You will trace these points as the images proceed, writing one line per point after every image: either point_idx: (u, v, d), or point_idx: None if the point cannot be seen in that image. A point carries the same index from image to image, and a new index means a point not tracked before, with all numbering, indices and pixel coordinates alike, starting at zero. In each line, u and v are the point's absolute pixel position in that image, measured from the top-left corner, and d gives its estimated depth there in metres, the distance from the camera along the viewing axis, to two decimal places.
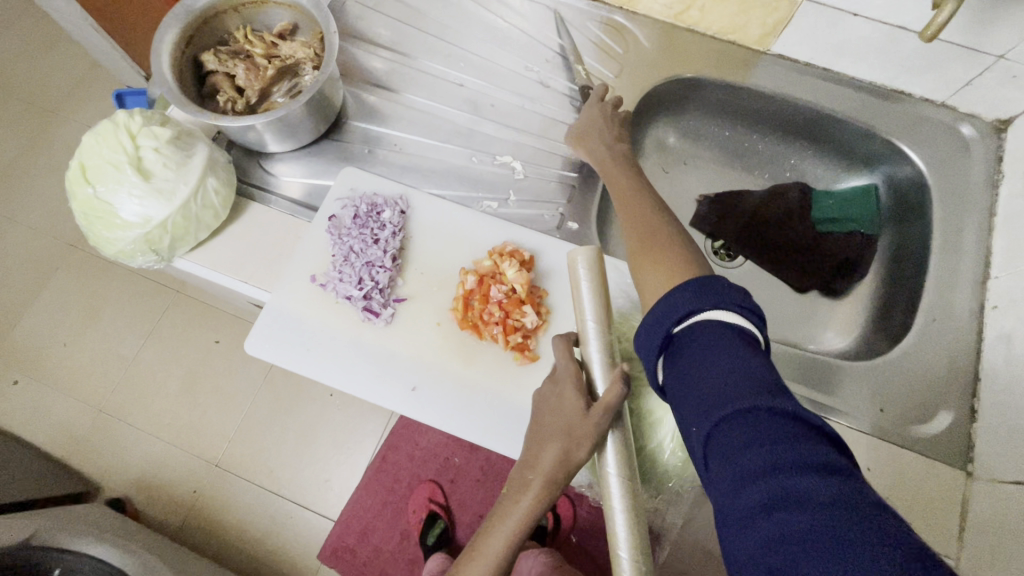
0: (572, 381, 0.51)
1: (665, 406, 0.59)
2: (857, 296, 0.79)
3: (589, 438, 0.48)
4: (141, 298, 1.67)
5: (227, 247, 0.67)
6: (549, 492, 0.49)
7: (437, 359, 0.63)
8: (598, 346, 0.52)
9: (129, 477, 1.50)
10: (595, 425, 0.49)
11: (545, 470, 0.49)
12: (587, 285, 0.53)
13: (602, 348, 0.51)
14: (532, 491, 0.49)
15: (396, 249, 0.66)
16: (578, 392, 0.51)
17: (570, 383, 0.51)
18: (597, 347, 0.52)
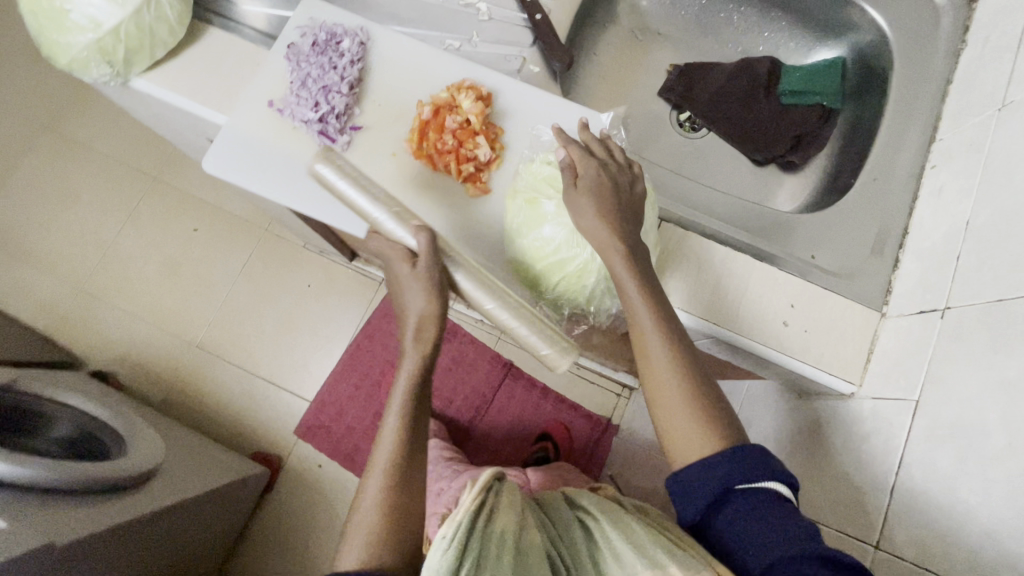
0: (395, 258, 0.54)
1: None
2: (811, 168, 0.81)
3: (433, 296, 0.53)
4: (118, 183, 1.65)
5: (185, 68, 0.66)
6: (427, 348, 0.56)
7: (391, 186, 0.64)
8: (387, 215, 0.53)
9: (111, 354, 1.55)
10: (432, 278, 0.53)
11: (412, 326, 0.55)
12: (338, 176, 0.55)
13: (395, 216, 0.53)
14: (408, 368, 0.55)
15: (354, 78, 0.66)
16: (405, 263, 0.53)
17: (396, 259, 0.53)
18: (380, 212, 0.53)
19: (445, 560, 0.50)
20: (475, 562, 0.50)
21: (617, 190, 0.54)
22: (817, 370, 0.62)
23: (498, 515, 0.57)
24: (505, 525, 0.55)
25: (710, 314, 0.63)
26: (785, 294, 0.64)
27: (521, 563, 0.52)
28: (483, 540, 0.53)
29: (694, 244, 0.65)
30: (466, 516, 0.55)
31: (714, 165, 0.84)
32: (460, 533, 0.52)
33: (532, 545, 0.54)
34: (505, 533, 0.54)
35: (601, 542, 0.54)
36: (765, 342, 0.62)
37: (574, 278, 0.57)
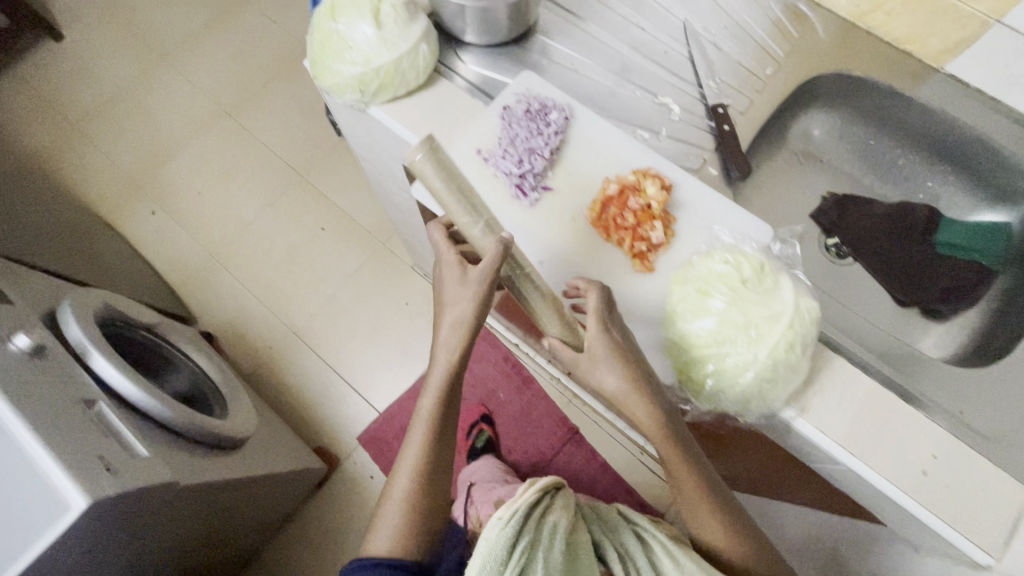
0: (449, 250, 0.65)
1: (768, 328, 0.58)
2: (959, 322, 0.81)
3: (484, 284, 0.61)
4: (269, 173, 1.86)
5: (415, 107, 0.78)
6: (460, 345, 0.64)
7: (567, 245, 0.71)
8: (482, 224, 0.58)
9: (219, 320, 1.69)
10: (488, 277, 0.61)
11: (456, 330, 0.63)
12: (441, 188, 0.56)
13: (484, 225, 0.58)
14: (438, 386, 0.65)
15: (554, 146, 0.74)
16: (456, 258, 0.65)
17: (446, 258, 0.65)
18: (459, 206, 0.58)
19: (501, 539, 0.59)
20: (530, 540, 0.60)
21: (793, 313, 0.59)
22: (955, 532, 0.60)
23: (552, 510, 0.67)
24: (557, 519, 0.64)
25: (847, 442, 0.63)
26: (927, 444, 0.63)
27: (571, 552, 0.62)
28: (537, 528, 0.62)
29: (841, 368, 0.66)
30: (523, 506, 0.64)
31: (857, 295, 0.85)
32: (515, 517, 0.62)
33: (580, 543, 0.63)
34: (557, 529, 0.63)
35: (656, 555, 0.63)
36: (900, 486, 0.61)
37: (729, 372, 0.59)
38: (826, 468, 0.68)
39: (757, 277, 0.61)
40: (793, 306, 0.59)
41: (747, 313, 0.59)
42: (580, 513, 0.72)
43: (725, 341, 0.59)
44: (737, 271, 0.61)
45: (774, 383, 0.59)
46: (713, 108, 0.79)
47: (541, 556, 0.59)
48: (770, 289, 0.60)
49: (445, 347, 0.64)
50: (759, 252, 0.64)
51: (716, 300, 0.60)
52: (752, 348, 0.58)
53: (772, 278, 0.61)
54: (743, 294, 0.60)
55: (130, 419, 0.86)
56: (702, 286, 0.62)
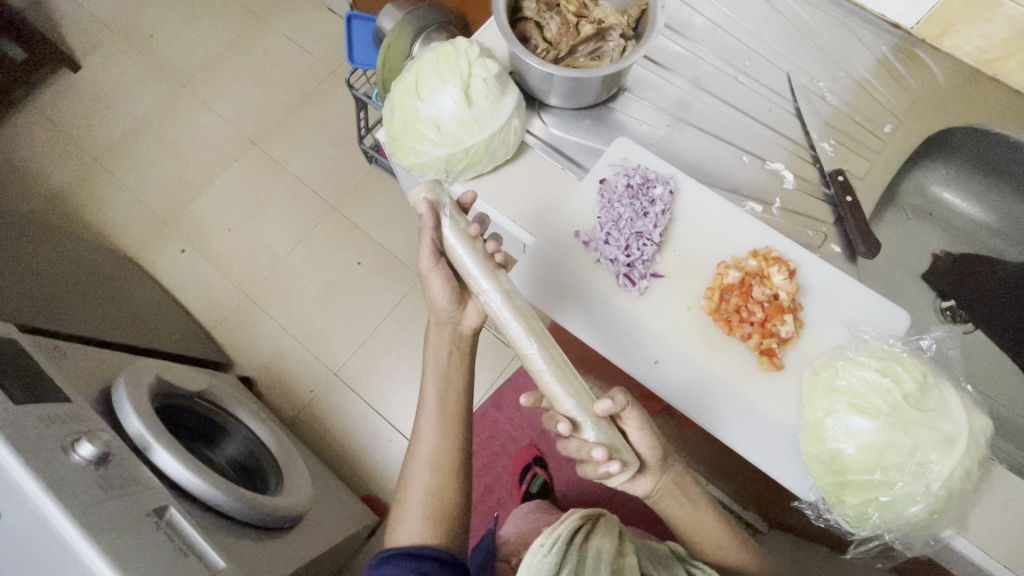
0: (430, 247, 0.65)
1: (940, 455, 0.52)
2: None
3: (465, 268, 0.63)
4: (301, 205, 1.80)
5: (503, 184, 0.71)
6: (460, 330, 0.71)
7: (684, 340, 0.64)
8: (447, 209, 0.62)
9: (258, 362, 1.64)
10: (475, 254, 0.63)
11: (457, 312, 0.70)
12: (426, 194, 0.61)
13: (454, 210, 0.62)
14: (442, 368, 0.71)
15: (662, 226, 0.68)
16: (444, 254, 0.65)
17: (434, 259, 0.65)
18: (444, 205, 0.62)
19: (543, 566, 0.58)
20: (574, 568, 0.58)
21: (970, 439, 0.52)
22: None
23: (596, 535, 0.63)
24: (601, 545, 0.61)
25: None
26: None
27: None
28: (580, 556, 0.59)
29: (1002, 476, 0.59)
30: (565, 531, 0.62)
31: (986, 368, 0.77)
32: (558, 543, 0.60)
33: (628, 570, 0.59)
34: (599, 559, 0.59)
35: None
36: None
37: (892, 501, 0.53)
38: None
39: (921, 392, 0.54)
40: (969, 429, 0.52)
41: (916, 437, 0.52)
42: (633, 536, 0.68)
43: (888, 468, 0.53)
44: (899, 386, 0.54)
45: (943, 514, 0.53)
46: (832, 175, 0.72)
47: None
48: (940, 408, 0.53)
49: (442, 332, 0.71)
50: (914, 356, 0.57)
51: (877, 422, 0.53)
52: (922, 479, 0.52)
53: (937, 392, 0.54)
54: (909, 415, 0.53)
55: (184, 507, 0.81)
56: (857, 401, 0.55)
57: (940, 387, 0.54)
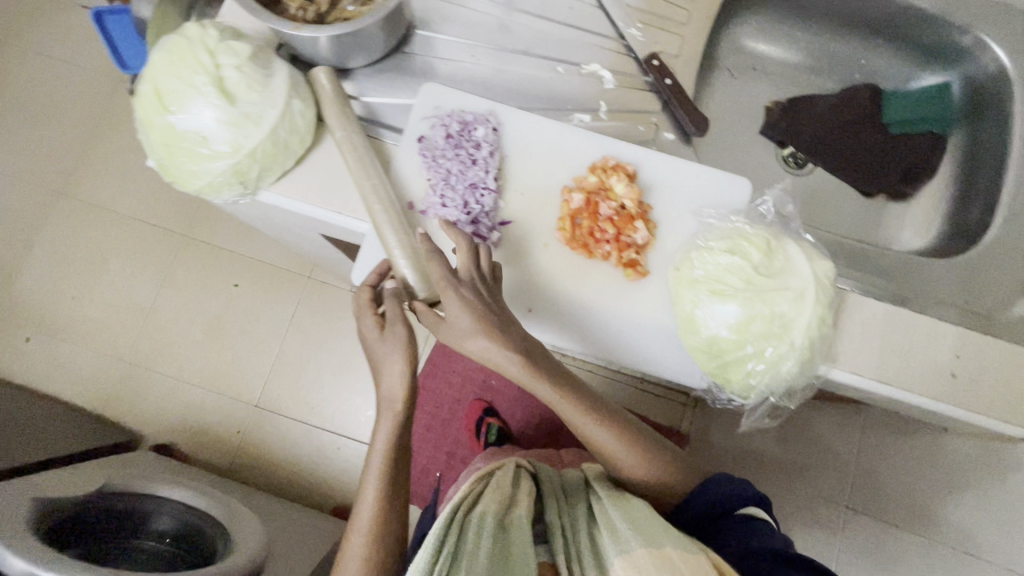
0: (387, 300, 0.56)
1: (795, 311, 0.54)
2: (927, 197, 0.81)
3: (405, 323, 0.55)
4: (147, 245, 1.58)
5: (314, 174, 0.63)
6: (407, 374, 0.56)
7: (550, 279, 0.62)
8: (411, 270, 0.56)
9: (168, 424, 1.50)
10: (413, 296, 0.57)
11: (400, 361, 0.55)
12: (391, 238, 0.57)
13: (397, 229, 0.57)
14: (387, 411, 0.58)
15: (496, 169, 0.63)
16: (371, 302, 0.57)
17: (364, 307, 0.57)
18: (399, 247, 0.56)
19: (423, 560, 0.53)
20: (454, 548, 0.54)
21: (817, 284, 0.55)
22: (987, 417, 0.63)
23: (483, 499, 0.61)
24: (484, 507, 0.58)
25: (880, 374, 0.63)
26: (949, 346, 0.64)
27: (504, 538, 0.56)
28: (463, 531, 0.56)
29: (854, 302, 0.65)
30: (447, 511, 0.58)
31: (827, 199, 0.83)
32: (438, 530, 0.56)
33: (514, 522, 0.58)
34: (482, 522, 0.56)
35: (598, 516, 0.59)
36: (932, 394, 0.63)
37: (767, 365, 0.56)
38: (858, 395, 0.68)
39: (767, 258, 0.56)
40: (814, 276, 0.55)
41: (774, 302, 0.54)
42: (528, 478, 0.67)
43: (756, 339, 0.55)
44: (749, 258, 0.55)
45: (812, 361, 0.56)
46: (648, 60, 0.69)
47: (464, 563, 0.52)
48: (787, 267, 0.55)
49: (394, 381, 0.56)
50: (757, 224, 0.58)
51: (739, 299, 0.55)
52: (786, 339, 0.54)
53: (781, 252, 0.56)
54: (764, 285, 0.55)
55: None
56: (717, 287, 0.56)
57: (784, 246, 0.56)
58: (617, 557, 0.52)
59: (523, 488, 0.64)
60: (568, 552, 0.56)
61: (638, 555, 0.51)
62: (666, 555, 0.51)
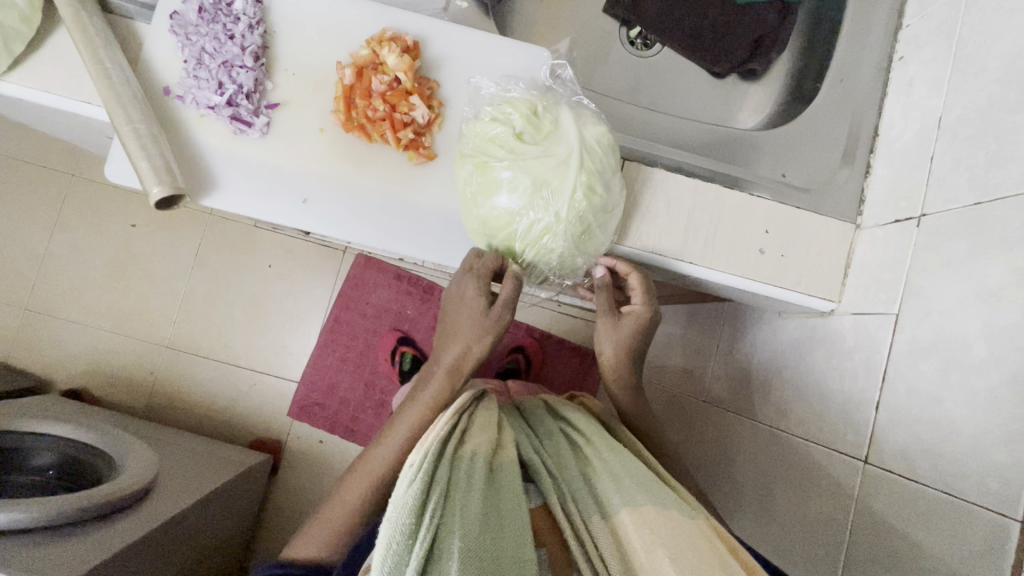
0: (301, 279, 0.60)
1: (559, 178, 0.50)
2: (773, 75, 0.76)
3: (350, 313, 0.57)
4: (31, 187, 1.49)
5: (54, 60, 0.56)
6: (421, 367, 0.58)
7: (326, 166, 0.58)
8: (149, 164, 0.52)
9: (78, 369, 1.48)
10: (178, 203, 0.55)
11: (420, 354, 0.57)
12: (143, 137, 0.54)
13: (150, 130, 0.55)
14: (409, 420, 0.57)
15: (257, 46, 0.57)
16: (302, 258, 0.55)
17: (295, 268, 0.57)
18: (148, 149, 0.52)
19: (411, 493, 0.43)
20: (444, 491, 0.44)
21: (584, 148, 0.51)
22: (796, 292, 0.61)
23: (474, 434, 0.51)
24: (477, 447, 0.49)
25: (684, 253, 0.61)
26: (759, 220, 0.61)
27: (493, 482, 0.47)
28: (452, 467, 0.46)
29: (660, 180, 0.61)
30: (435, 443, 0.48)
31: (672, 83, 0.78)
32: (426, 462, 0.46)
33: (508, 468, 0.49)
34: (477, 460, 0.47)
35: (591, 462, 0.52)
36: (742, 271, 0.61)
37: (540, 241, 0.53)
38: (697, 282, 0.65)
39: (532, 124, 0.52)
40: (581, 140, 0.51)
41: (536, 171, 0.50)
42: (508, 420, 0.59)
43: (526, 210, 0.51)
44: (510, 123, 0.51)
45: (589, 234, 0.53)
46: None
47: (459, 501, 0.43)
48: (551, 131, 0.51)
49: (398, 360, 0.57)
50: (529, 90, 0.54)
51: (500, 165, 0.51)
52: (552, 210, 0.51)
53: (550, 118, 0.52)
54: (524, 152, 0.51)
55: None
56: (482, 158, 0.52)
57: (544, 109, 0.52)
58: (623, 507, 0.46)
59: (511, 430, 0.55)
60: (564, 495, 0.48)
61: (648, 510, 0.45)
62: (678, 520, 0.44)
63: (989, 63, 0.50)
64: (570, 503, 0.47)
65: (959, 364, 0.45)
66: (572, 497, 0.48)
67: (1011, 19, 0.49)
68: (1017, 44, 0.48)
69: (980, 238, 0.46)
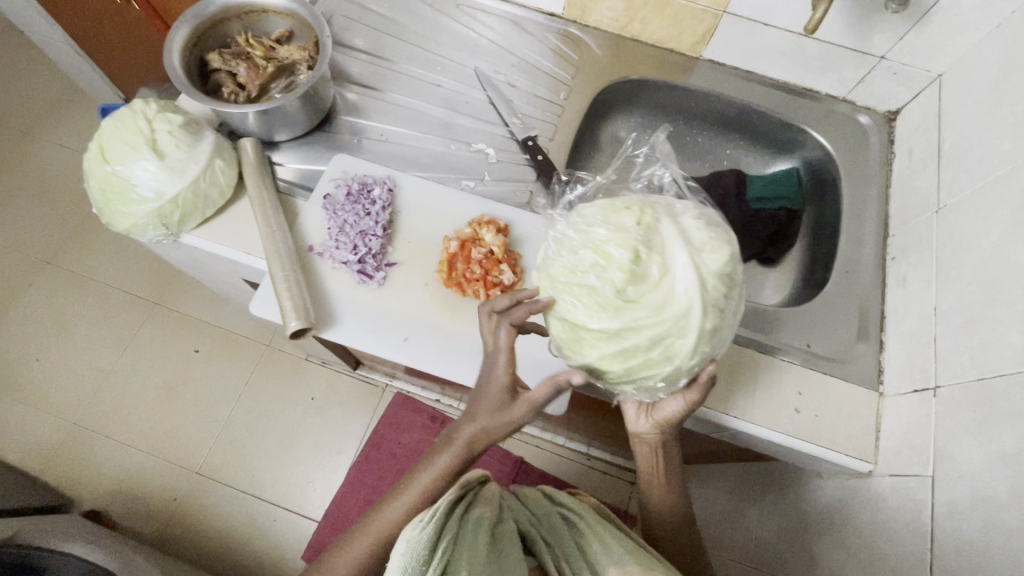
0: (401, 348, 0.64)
1: (658, 329, 0.51)
2: (788, 263, 0.92)
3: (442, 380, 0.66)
4: (116, 312, 1.67)
5: (232, 223, 0.74)
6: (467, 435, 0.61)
7: (426, 313, 0.70)
8: (294, 303, 0.65)
9: (104, 490, 1.47)
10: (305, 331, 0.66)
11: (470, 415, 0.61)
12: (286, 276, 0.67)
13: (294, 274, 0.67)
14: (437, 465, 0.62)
15: (386, 221, 0.74)
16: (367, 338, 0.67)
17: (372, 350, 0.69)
18: (293, 295, 0.66)
19: (425, 535, 0.51)
20: (451, 540, 0.52)
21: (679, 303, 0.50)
22: (834, 452, 0.67)
23: (478, 504, 0.58)
24: (482, 511, 0.56)
25: (728, 407, 0.69)
26: (790, 384, 0.70)
27: (495, 542, 0.54)
28: (461, 525, 0.54)
29: None
30: (445, 503, 0.55)
31: None
32: (438, 514, 0.54)
33: (507, 532, 0.55)
34: (480, 523, 0.54)
35: (584, 530, 0.57)
36: (781, 429, 0.68)
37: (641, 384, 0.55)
38: (731, 433, 0.72)
39: (635, 272, 0.52)
40: (681, 292, 0.50)
41: (628, 326, 0.52)
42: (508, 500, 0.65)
43: (625, 356, 0.53)
44: (606, 275, 0.53)
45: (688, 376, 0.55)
46: (524, 140, 0.83)
47: (464, 551, 0.51)
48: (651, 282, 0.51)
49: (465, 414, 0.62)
50: (634, 229, 0.53)
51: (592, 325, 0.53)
52: (651, 358, 0.53)
53: (651, 264, 0.52)
54: (616, 304, 0.52)
55: None
56: (579, 312, 0.54)
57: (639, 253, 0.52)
58: (610, 565, 0.51)
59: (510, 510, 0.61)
60: (557, 558, 0.54)
61: (631, 568, 0.50)
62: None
63: (963, 269, 0.63)
64: (563, 564, 0.53)
65: (997, 525, 0.50)
66: (566, 559, 0.54)
67: (975, 239, 0.63)
68: (983, 257, 0.61)
69: (989, 410, 0.54)
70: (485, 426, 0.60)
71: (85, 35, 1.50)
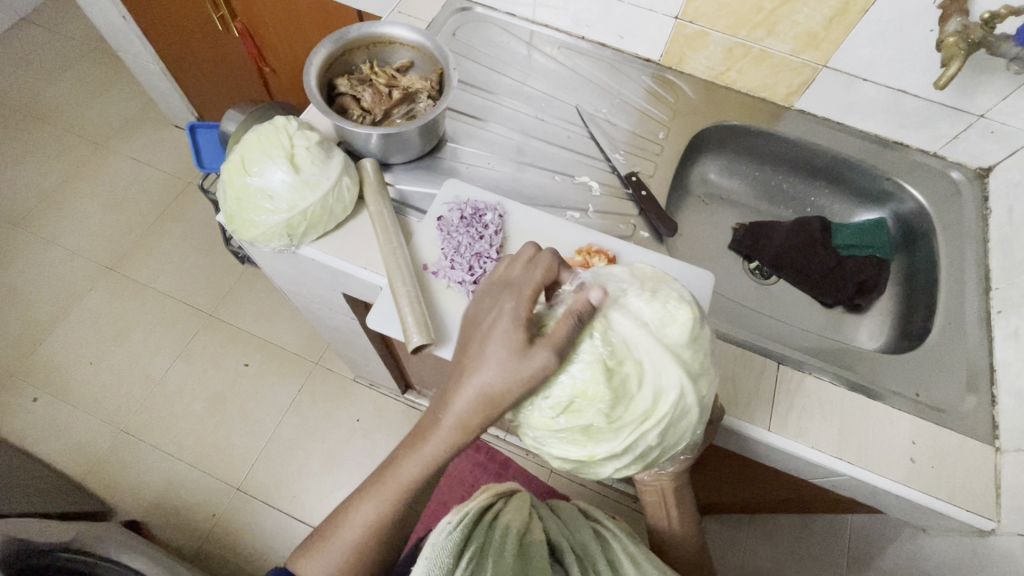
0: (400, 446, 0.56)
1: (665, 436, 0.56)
2: (878, 310, 0.92)
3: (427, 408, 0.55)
4: (172, 320, 1.69)
5: (350, 238, 0.76)
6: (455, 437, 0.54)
7: None
8: (416, 319, 0.66)
9: (145, 500, 1.45)
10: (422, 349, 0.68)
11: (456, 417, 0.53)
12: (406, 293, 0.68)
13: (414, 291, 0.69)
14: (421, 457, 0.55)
15: (499, 245, 0.76)
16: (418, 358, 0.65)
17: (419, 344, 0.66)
18: (413, 311, 0.67)
19: (450, 541, 0.57)
20: (477, 546, 0.58)
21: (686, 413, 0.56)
22: (956, 507, 0.65)
23: (507, 513, 0.65)
24: (510, 521, 0.63)
25: (841, 452, 0.67)
26: (904, 432, 0.69)
27: (523, 553, 0.60)
28: (489, 532, 0.61)
29: (812, 384, 0.72)
30: (474, 511, 0.63)
31: (791, 306, 0.94)
32: (465, 520, 0.61)
33: (537, 543, 0.62)
34: (508, 533, 0.61)
35: (612, 550, 0.65)
36: (898, 478, 0.66)
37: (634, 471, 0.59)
38: (824, 476, 0.71)
39: (654, 397, 0.54)
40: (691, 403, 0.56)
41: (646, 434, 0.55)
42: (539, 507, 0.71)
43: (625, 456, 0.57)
44: (623, 395, 0.54)
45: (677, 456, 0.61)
46: (628, 176, 0.86)
47: (488, 559, 0.57)
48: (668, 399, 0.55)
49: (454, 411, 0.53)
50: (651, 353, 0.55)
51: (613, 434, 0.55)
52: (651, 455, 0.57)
53: (663, 385, 0.55)
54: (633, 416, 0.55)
55: None
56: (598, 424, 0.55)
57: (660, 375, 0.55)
58: None
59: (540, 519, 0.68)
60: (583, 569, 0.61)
61: None
62: None
63: None
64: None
65: None
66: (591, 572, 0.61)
67: None
68: None
69: None
70: (483, 393, 0.52)
71: (179, 58, 1.60)
